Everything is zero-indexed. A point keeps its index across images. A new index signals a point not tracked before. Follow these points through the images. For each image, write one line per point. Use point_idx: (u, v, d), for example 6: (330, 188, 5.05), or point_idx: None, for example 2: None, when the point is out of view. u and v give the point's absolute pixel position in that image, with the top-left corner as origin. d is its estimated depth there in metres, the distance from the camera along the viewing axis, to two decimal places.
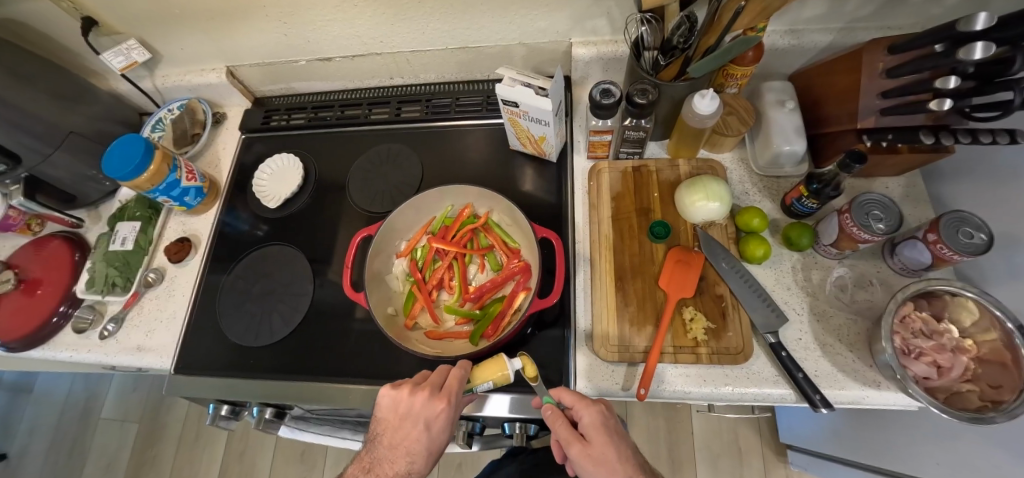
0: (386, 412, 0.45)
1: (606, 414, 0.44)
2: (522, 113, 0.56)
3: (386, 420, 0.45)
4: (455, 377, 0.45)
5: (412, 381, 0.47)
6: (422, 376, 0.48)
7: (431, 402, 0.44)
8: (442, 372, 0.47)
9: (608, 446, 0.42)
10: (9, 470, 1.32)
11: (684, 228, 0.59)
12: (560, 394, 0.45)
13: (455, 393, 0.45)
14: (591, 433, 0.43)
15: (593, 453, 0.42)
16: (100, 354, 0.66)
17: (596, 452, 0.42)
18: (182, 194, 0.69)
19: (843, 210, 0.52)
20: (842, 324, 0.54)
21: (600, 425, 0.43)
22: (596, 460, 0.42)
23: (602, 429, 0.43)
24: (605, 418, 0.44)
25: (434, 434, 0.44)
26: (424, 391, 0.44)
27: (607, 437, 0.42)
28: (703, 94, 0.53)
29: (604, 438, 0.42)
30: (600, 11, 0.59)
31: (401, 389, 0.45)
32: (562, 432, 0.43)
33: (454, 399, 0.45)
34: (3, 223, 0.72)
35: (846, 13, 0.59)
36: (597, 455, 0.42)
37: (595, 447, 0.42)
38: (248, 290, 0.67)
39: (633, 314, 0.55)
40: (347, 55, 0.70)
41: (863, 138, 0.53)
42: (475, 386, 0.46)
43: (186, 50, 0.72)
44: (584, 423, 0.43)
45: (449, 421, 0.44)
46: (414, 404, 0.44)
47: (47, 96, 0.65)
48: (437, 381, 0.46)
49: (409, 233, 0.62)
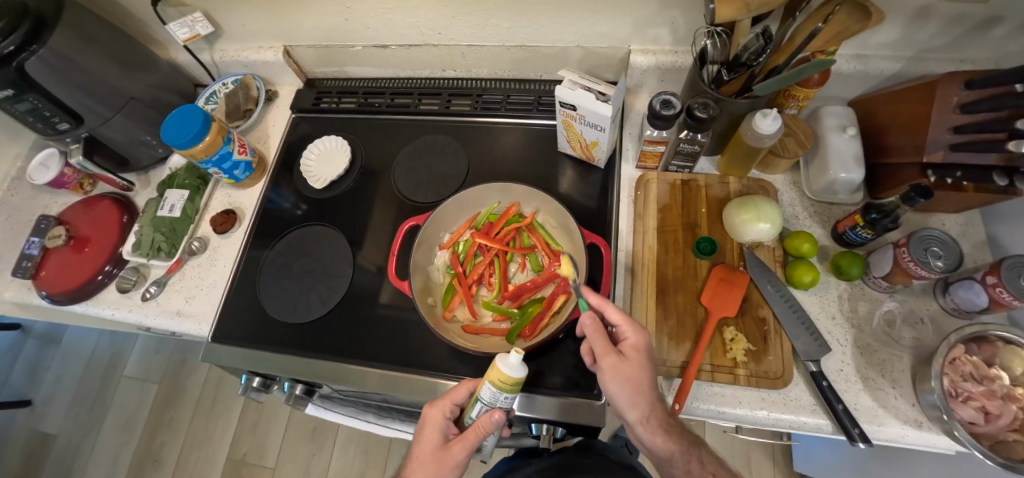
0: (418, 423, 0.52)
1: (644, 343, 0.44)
2: (579, 117, 0.55)
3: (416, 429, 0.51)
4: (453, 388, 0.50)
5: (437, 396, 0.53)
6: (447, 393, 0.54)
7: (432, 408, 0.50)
8: None
9: (638, 365, 0.43)
10: (34, 415, 1.37)
11: (730, 246, 0.58)
12: (605, 307, 0.45)
13: (446, 399, 0.49)
14: (632, 353, 0.43)
15: (626, 370, 0.43)
16: (141, 315, 0.69)
17: (628, 370, 0.43)
18: (232, 167, 0.70)
19: (900, 243, 0.51)
20: (885, 359, 0.53)
21: (642, 348, 0.44)
22: (626, 377, 0.42)
23: (642, 354, 0.44)
24: (644, 346, 0.44)
25: (423, 437, 0.49)
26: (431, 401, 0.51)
27: (644, 362, 0.43)
28: (765, 113, 0.52)
29: (641, 361, 0.43)
30: (664, 21, 0.59)
31: None
32: (602, 343, 0.43)
33: (441, 405, 0.49)
34: (58, 180, 0.75)
35: (917, 42, 0.57)
36: (630, 374, 0.42)
37: (630, 364, 0.43)
38: (289, 266, 0.68)
39: (672, 329, 0.54)
40: (403, 44, 0.71)
41: (927, 172, 0.52)
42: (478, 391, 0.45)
43: (246, 27, 0.73)
44: (626, 343, 0.44)
45: (430, 422, 0.49)
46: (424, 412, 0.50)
47: (112, 60, 0.67)
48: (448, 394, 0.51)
49: (453, 226, 0.62)
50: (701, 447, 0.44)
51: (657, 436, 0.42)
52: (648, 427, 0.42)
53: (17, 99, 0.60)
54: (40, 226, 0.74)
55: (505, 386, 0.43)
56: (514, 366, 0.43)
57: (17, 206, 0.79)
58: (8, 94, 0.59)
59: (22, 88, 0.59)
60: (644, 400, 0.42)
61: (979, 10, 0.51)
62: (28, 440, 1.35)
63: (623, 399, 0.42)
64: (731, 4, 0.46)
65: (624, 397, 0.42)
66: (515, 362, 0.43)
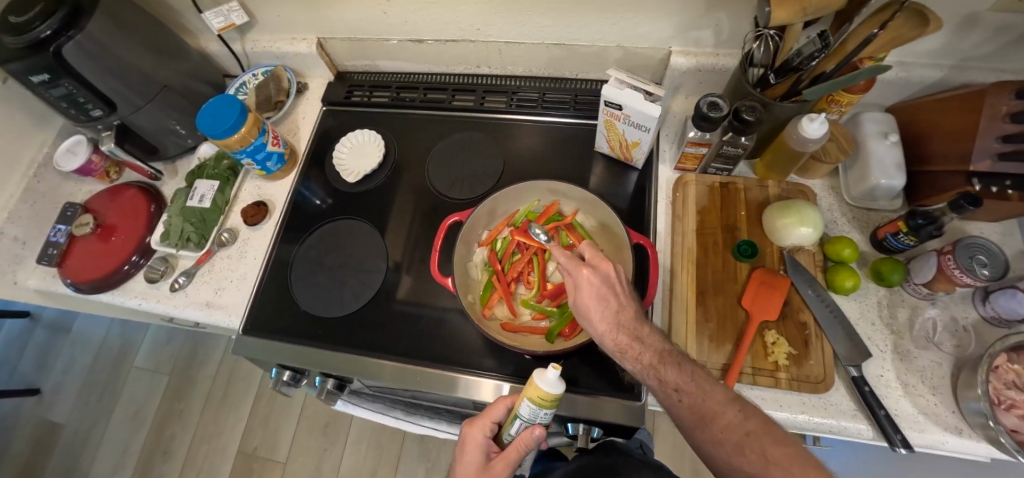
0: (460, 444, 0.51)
1: (594, 272, 0.42)
2: (623, 116, 0.55)
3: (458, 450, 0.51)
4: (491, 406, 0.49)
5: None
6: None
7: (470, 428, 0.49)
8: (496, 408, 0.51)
9: (592, 294, 0.42)
10: (43, 405, 1.36)
11: (770, 249, 0.58)
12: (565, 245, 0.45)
13: (485, 417, 0.48)
14: (579, 292, 0.42)
15: (579, 310, 0.43)
16: (170, 305, 0.69)
17: (582, 310, 0.43)
18: (265, 159, 0.69)
19: (944, 251, 0.51)
20: (925, 366, 0.53)
21: (584, 286, 0.42)
22: (581, 306, 0.42)
23: (587, 292, 0.42)
24: (597, 276, 0.42)
25: (465, 458, 0.48)
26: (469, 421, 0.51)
27: (591, 299, 0.42)
28: (812, 117, 0.52)
29: (588, 300, 0.42)
30: (709, 23, 0.59)
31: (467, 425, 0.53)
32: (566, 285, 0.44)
33: (479, 424, 0.49)
34: (85, 168, 0.74)
35: (960, 51, 0.58)
36: (583, 312, 0.43)
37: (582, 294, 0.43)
38: (321, 260, 0.68)
39: (712, 331, 0.54)
40: (440, 39, 0.71)
41: (972, 181, 0.51)
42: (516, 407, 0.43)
43: (280, 18, 0.72)
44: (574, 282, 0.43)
45: (471, 442, 0.48)
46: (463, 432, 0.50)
47: (146, 48, 0.67)
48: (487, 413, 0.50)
49: (492, 223, 0.62)
50: (666, 365, 0.38)
51: (620, 351, 0.41)
52: (610, 344, 0.41)
53: (52, 84, 0.60)
54: (66, 214, 0.74)
55: (543, 403, 0.41)
56: (551, 382, 0.40)
57: (43, 193, 0.78)
58: (44, 78, 0.59)
59: (58, 74, 0.58)
60: (599, 322, 0.41)
61: None
62: (36, 429, 1.34)
63: (585, 323, 0.43)
64: (788, 7, 0.45)
65: (585, 321, 0.43)
66: (551, 377, 0.41)
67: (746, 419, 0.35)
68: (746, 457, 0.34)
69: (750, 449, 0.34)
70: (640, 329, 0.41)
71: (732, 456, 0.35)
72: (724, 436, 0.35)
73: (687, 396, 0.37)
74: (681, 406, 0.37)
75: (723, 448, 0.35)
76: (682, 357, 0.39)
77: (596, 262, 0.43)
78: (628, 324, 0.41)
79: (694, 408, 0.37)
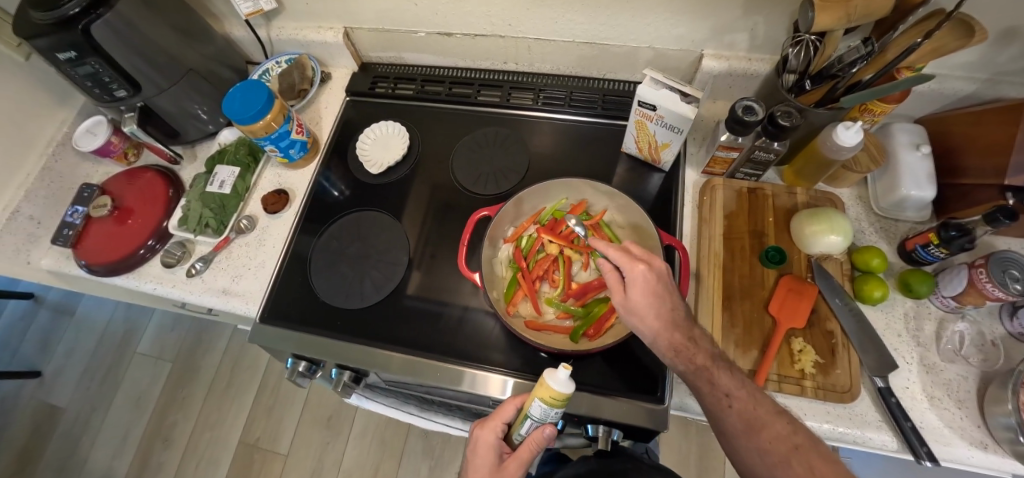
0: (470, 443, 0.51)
1: (650, 269, 0.41)
2: (656, 117, 0.55)
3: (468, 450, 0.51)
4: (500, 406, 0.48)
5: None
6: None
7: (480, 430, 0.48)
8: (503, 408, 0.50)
9: (648, 290, 0.41)
10: (43, 387, 1.35)
11: (798, 257, 0.58)
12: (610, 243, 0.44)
13: (495, 419, 0.47)
14: (632, 287, 0.41)
15: (629, 304, 0.42)
16: (185, 291, 0.68)
17: (631, 303, 0.42)
18: (288, 146, 0.69)
19: (977, 264, 0.51)
20: (951, 379, 0.53)
21: (640, 282, 0.41)
22: (632, 302, 0.41)
23: (641, 286, 0.41)
24: (652, 274, 0.41)
25: (478, 460, 0.47)
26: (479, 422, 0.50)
27: (645, 294, 0.41)
28: (847, 125, 0.52)
29: (642, 294, 0.41)
30: (745, 26, 0.58)
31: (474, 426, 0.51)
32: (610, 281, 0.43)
33: (490, 426, 0.48)
34: (104, 149, 0.73)
35: (995, 65, 0.57)
36: (632, 307, 0.42)
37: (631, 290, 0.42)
38: (342, 250, 0.67)
39: (739, 336, 0.54)
40: (469, 33, 0.70)
41: (1006, 194, 0.51)
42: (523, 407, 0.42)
43: (308, 6, 0.72)
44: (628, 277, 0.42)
45: (484, 444, 0.47)
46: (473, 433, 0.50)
47: (173, 30, 0.66)
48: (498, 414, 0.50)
49: (517, 220, 0.62)
50: (718, 368, 0.38)
51: (671, 351, 0.40)
52: (661, 343, 0.40)
53: (78, 62, 0.59)
54: (82, 195, 0.73)
55: (552, 404, 0.40)
56: (561, 382, 0.40)
57: (60, 172, 0.77)
58: (70, 56, 0.58)
59: (84, 51, 0.57)
60: (652, 319, 0.41)
61: None
62: (35, 412, 1.33)
63: (633, 320, 0.42)
64: (831, 12, 0.45)
65: (633, 319, 0.42)
66: (563, 375, 0.40)
67: (795, 433, 0.35)
68: (792, 469, 0.33)
69: (798, 462, 0.34)
70: (692, 330, 0.41)
71: (779, 467, 0.34)
72: (772, 446, 0.35)
73: (738, 402, 0.37)
74: (730, 412, 0.37)
75: (768, 458, 0.35)
76: (729, 363, 0.40)
77: (648, 259, 0.43)
78: (681, 325, 0.40)
79: (743, 417, 0.36)
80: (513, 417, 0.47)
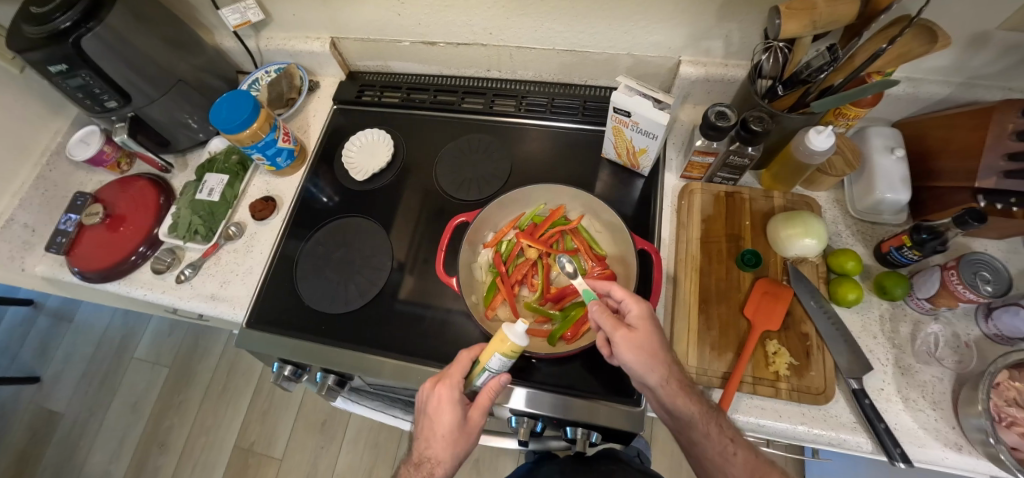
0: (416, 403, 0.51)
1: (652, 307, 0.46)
2: (631, 123, 0.56)
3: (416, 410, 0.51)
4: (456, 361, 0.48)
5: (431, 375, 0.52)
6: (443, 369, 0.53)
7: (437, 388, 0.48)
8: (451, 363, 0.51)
9: (654, 325, 0.44)
10: (42, 392, 1.36)
11: (774, 260, 0.59)
12: (610, 287, 0.46)
13: (453, 373, 0.48)
14: (637, 322, 0.44)
15: (636, 338, 0.43)
16: (174, 297, 0.69)
17: (638, 339, 0.43)
18: (275, 154, 0.70)
19: (948, 266, 0.51)
20: (927, 381, 0.53)
21: (646, 317, 0.44)
22: (640, 346, 0.43)
23: (647, 322, 0.44)
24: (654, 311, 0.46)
25: (443, 418, 0.47)
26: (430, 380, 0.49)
27: (650, 329, 0.44)
28: (819, 129, 0.52)
29: (647, 329, 0.44)
30: (720, 33, 0.59)
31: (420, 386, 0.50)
32: (609, 319, 0.44)
33: (450, 384, 0.47)
34: (97, 158, 0.75)
35: (970, 68, 0.58)
36: (638, 342, 0.43)
37: (638, 334, 0.43)
38: (328, 256, 0.68)
39: (714, 339, 0.54)
40: (452, 42, 0.71)
41: (978, 197, 0.51)
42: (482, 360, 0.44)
43: (295, 16, 0.73)
44: (634, 314, 0.44)
45: (449, 403, 0.47)
46: (427, 391, 0.49)
47: (164, 42, 0.68)
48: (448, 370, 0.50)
49: (497, 226, 0.63)
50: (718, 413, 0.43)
51: (678, 397, 0.42)
52: (669, 388, 0.42)
53: (69, 74, 0.61)
54: (76, 203, 0.74)
55: (509, 356, 0.43)
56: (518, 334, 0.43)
57: (55, 181, 0.79)
58: (62, 68, 0.60)
59: (75, 64, 0.59)
60: (659, 356, 0.43)
61: None
62: (33, 417, 1.35)
63: (641, 365, 0.42)
64: (797, 19, 0.46)
65: (641, 363, 0.42)
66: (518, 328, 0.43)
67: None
68: None
69: None
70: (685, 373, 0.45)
71: None
72: None
73: (741, 450, 0.41)
74: (737, 460, 0.41)
75: None
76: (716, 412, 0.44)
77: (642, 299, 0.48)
78: (679, 370, 0.44)
79: (749, 466, 0.40)
80: (471, 369, 0.48)
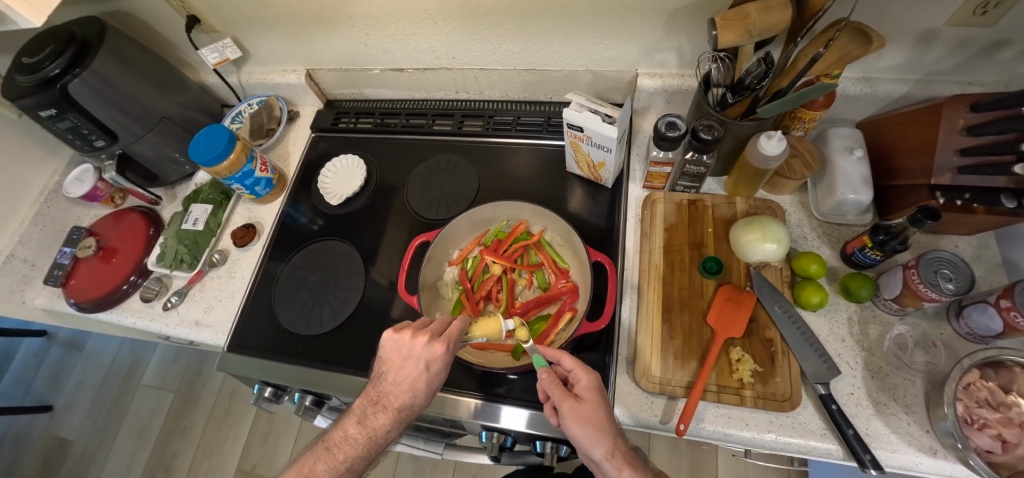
0: (390, 353, 0.47)
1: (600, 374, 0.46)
2: (586, 138, 0.57)
3: (389, 360, 0.47)
4: (453, 326, 0.47)
5: (413, 327, 0.48)
6: (422, 324, 0.50)
7: (430, 345, 0.46)
8: (442, 322, 0.49)
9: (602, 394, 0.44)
10: (54, 421, 1.41)
11: (737, 266, 0.59)
12: (560, 356, 0.47)
13: (450, 334, 0.47)
14: (584, 393, 0.44)
15: (583, 410, 0.43)
16: (162, 324, 0.72)
17: (585, 410, 0.43)
18: (253, 184, 0.73)
19: (910, 265, 0.50)
20: (898, 384, 0.51)
21: (595, 388, 0.44)
22: (586, 418, 0.42)
23: (595, 392, 0.44)
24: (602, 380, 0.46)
25: (432, 376, 0.45)
26: (424, 335, 0.46)
27: (599, 400, 0.44)
28: (770, 135, 0.52)
29: (595, 400, 0.43)
30: (670, 45, 0.61)
31: (403, 333, 0.47)
32: (554, 390, 0.44)
33: (452, 345, 0.46)
34: (91, 194, 0.79)
35: (924, 65, 0.58)
36: (585, 414, 0.42)
37: (587, 406, 0.43)
38: (304, 279, 0.70)
39: (677, 348, 0.54)
40: (418, 67, 0.74)
41: (935, 194, 0.51)
42: (471, 340, 0.50)
43: (272, 51, 0.77)
44: (581, 385, 0.44)
45: (445, 365, 0.46)
46: (416, 346, 0.46)
47: (149, 82, 0.72)
48: (436, 329, 0.48)
49: (463, 243, 0.67)
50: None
51: (622, 471, 0.41)
52: (614, 462, 0.41)
53: (59, 118, 0.65)
54: (72, 237, 0.78)
55: (485, 339, 0.51)
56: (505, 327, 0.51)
57: (53, 217, 0.84)
58: (52, 113, 0.63)
59: (64, 108, 0.63)
60: (607, 428, 0.42)
61: (980, 35, 0.51)
62: (46, 446, 1.39)
63: (587, 439, 0.41)
64: (732, 29, 0.45)
65: (587, 437, 0.42)
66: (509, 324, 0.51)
67: None
68: None
69: None
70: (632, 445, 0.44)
71: None
72: None
73: None
74: None
75: None
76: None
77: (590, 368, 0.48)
78: (625, 442, 0.43)
79: None
80: (462, 335, 0.48)
